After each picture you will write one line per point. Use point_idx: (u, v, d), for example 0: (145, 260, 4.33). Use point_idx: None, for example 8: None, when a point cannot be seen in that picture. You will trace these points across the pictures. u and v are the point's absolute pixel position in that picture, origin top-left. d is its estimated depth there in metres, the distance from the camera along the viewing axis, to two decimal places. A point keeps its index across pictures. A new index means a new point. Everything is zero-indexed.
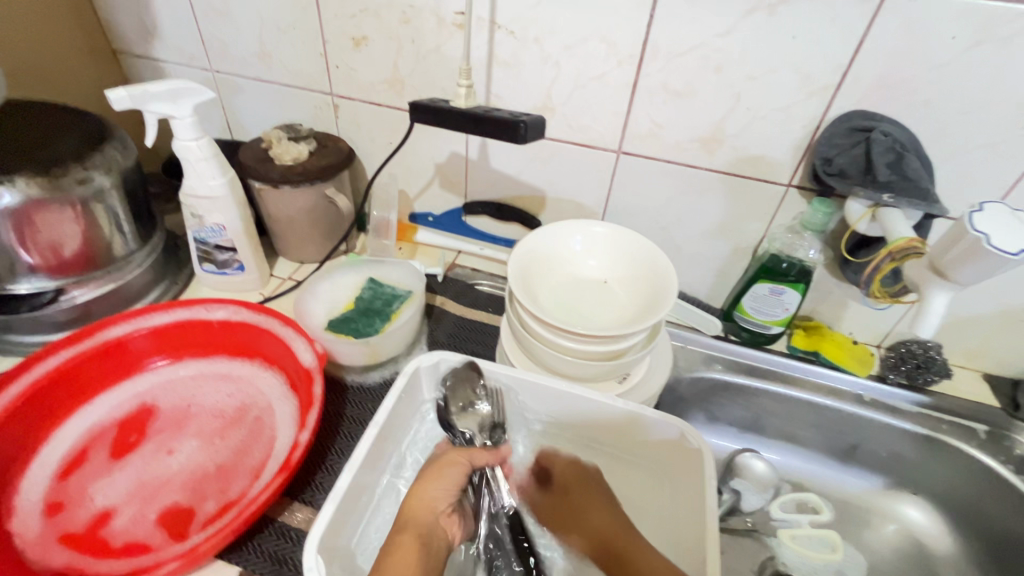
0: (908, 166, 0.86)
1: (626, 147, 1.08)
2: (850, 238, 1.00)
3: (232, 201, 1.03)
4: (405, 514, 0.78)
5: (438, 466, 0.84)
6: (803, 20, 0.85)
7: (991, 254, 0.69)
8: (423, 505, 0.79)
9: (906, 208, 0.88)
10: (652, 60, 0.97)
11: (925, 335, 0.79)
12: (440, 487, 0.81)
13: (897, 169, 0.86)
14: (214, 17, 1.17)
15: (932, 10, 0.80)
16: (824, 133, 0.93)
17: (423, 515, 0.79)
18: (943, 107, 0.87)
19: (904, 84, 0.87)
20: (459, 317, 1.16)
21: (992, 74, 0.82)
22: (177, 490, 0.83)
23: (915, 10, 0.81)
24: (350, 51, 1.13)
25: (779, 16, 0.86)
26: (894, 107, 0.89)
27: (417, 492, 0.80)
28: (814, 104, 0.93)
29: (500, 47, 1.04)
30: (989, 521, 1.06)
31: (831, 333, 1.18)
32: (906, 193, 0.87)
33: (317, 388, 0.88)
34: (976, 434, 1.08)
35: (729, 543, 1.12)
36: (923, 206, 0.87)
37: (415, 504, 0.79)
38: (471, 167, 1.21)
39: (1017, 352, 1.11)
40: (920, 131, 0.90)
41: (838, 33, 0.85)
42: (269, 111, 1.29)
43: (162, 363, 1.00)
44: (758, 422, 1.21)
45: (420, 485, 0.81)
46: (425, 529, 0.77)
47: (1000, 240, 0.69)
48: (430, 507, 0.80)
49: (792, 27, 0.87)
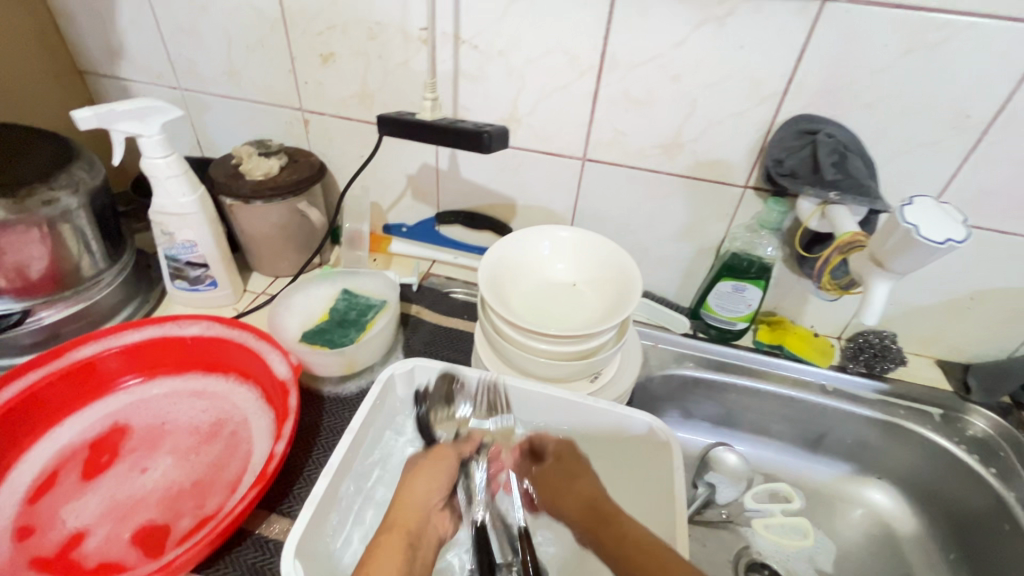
0: (851, 165, 0.92)
1: (591, 155, 1.12)
2: (803, 236, 1.04)
3: (203, 218, 1.04)
4: (395, 512, 0.80)
5: (427, 465, 0.88)
6: (749, 31, 0.91)
7: (921, 244, 0.73)
8: (413, 503, 0.82)
9: (852, 204, 0.93)
10: (611, 71, 1.01)
11: (871, 323, 0.83)
12: (431, 483, 0.85)
13: (841, 168, 0.92)
14: (181, 36, 1.18)
15: (864, 20, 0.86)
16: (775, 136, 0.98)
17: (414, 516, 0.81)
18: (882, 109, 0.93)
19: (845, 89, 0.92)
20: (434, 325, 1.18)
21: (922, 78, 0.89)
22: (152, 507, 0.82)
23: (849, 20, 0.86)
24: (319, 67, 1.15)
25: (728, 28, 0.91)
26: (839, 110, 0.95)
27: (404, 491, 0.83)
28: (764, 109, 0.98)
29: (465, 60, 1.08)
30: (947, 500, 1.11)
31: (794, 326, 1.23)
32: (852, 190, 0.92)
33: (293, 399, 0.89)
34: (932, 418, 1.13)
35: (707, 535, 1.15)
36: (867, 202, 0.92)
37: (404, 503, 0.82)
38: (442, 178, 1.24)
39: (967, 339, 1.17)
40: (863, 132, 0.96)
41: (782, 43, 0.91)
42: (239, 127, 1.30)
43: (135, 382, 1.00)
44: (730, 416, 1.25)
45: (410, 482, 0.85)
46: (413, 526, 0.79)
47: (929, 230, 0.73)
48: (424, 503, 0.83)
49: (739, 37, 0.92)
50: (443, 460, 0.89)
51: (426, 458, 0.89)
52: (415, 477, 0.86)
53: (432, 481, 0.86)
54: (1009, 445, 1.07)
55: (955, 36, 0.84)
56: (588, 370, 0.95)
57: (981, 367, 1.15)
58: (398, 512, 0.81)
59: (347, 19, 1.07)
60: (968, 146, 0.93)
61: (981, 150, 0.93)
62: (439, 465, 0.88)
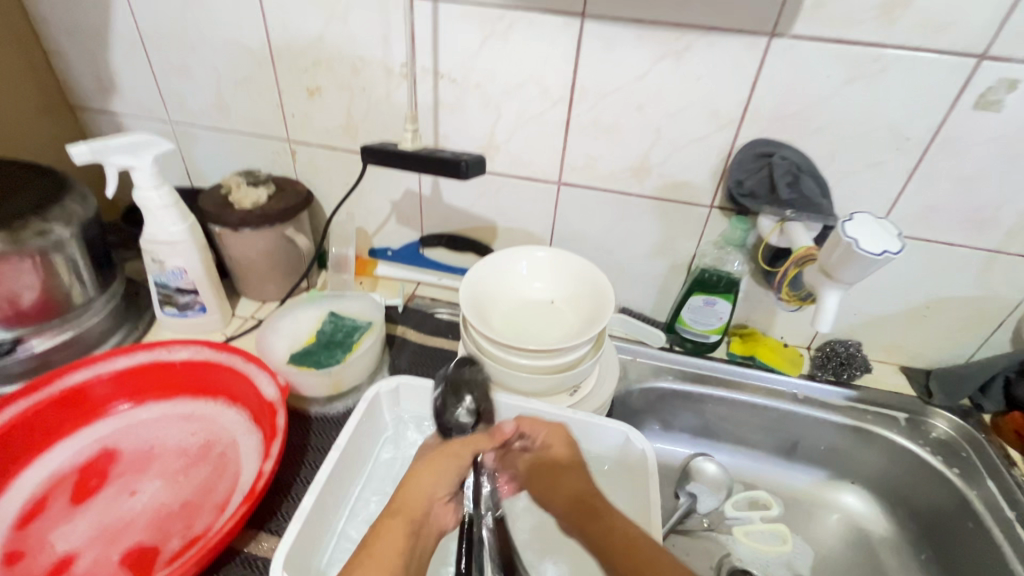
0: (805, 185, 1.00)
1: (565, 179, 1.18)
2: (764, 250, 1.11)
3: (193, 245, 1.08)
4: (399, 501, 0.79)
5: (437, 460, 0.83)
6: (704, 64, 0.99)
7: (861, 257, 0.79)
8: (418, 499, 0.79)
9: (806, 222, 1.02)
10: (581, 101, 1.08)
11: (824, 331, 0.89)
12: (438, 478, 0.82)
13: (795, 189, 1.00)
14: (172, 73, 1.24)
15: (807, 54, 0.94)
16: (735, 158, 1.05)
17: (418, 506, 0.79)
18: (830, 133, 1.00)
19: (797, 114, 1.00)
20: (419, 344, 1.21)
21: (864, 104, 0.97)
22: (141, 529, 0.84)
23: (794, 54, 0.94)
24: (305, 100, 1.21)
25: (686, 61, 0.99)
26: (792, 134, 1.02)
27: (411, 483, 0.81)
28: (724, 134, 1.05)
29: (444, 93, 1.14)
30: (916, 500, 1.16)
31: (765, 337, 1.27)
32: (805, 209, 1.01)
33: (281, 418, 0.91)
34: (898, 421, 1.18)
35: (689, 544, 1.17)
36: (820, 219, 1.01)
37: (409, 497, 0.79)
38: (425, 203, 1.29)
39: (927, 345, 1.23)
40: (815, 154, 1.03)
41: (735, 74, 0.98)
42: (228, 158, 1.34)
43: (125, 407, 1.02)
44: (708, 427, 1.30)
45: (416, 473, 0.81)
46: (417, 516, 0.78)
47: (867, 243, 0.80)
48: (429, 496, 0.80)
49: (696, 69, 0.99)
50: (455, 454, 0.84)
51: (440, 452, 0.84)
52: (421, 471, 0.82)
53: (439, 478, 0.82)
54: (967, 444, 1.13)
55: (890, 67, 0.92)
56: (569, 380, 0.99)
57: (942, 371, 1.21)
58: (402, 506, 0.79)
59: (332, 56, 1.14)
60: (911, 165, 1.00)
61: (922, 169, 1.00)
62: (449, 462, 0.83)
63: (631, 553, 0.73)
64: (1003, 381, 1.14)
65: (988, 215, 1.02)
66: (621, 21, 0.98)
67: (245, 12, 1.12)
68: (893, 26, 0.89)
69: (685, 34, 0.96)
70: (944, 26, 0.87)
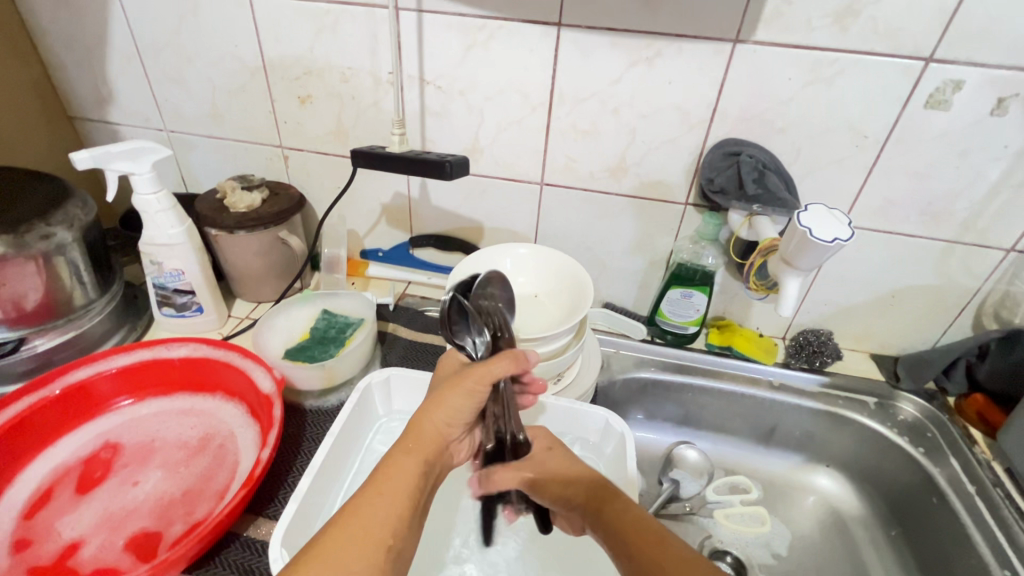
0: (770, 181, 1.05)
1: (547, 180, 1.24)
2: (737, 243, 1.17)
3: (190, 247, 1.12)
4: (418, 431, 0.84)
5: (454, 392, 0.86)
6: (674, 69, 1.05)
7: (814, 244, 0.87)
8: (435, 428, 0.84)
9: (772, 214, 1.09)
10: (560, 105, 1.14)
11: (788, 315, 0.97)
12: (456, 411, 0.86)
13: (761, 184, 1.05)
14: (169, 83, 1.29)
15: (769, 58, 1.00)
16: (705, 158, 1.11)
17: (437, 437, 0.84)
18: (794, 133, 1.07)
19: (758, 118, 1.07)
20: (410, 341, 1.26)
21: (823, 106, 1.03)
22: (145, 516, 0.88)
23: (756, 59, 1.00)
24: (297, 108, 1.26)
25: (657, 67, 1.05)
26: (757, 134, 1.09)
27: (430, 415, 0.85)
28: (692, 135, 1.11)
29: (430, 99, 1.20)
30: (887, 480, 1.21)
31: (741, 328, 1.33)
32: (770, 203, 1.07)
33: (277, 409, 0.96)
34: (868, 404, 1.24)
35: (672, 527, 1.22)
36: (785, 212, 1.07)
37: (426, 428, 0.84)
38: (414, 205, 1.34)
39: (894, 333, 1.29)
40: (780, 153, 1.10)
41: (703, 78, 1.05)
42: (223, 164, 1.39)
43: (126, 403, 1.06)
44: (689, 416, 1.35)
45: (437, 407, 0.85)
46: (434, 450, 0.83)
47: (820, 231, 0.87)
48: (447, 428, 0.86)
49: (667, 74, 1.06)
50: (468, 388, 0.86)
51: (455, 385, 0.87)
52: (440, 405, 0.86)
53: (457, 407, 0.87)
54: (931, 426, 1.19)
55: (845, 71, 0.99)
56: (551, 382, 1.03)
57: (910, 358, 1.26)
58: (418, 435, 0.83)
59: (322, 65, 1.19)
60: (869, 162, 1.07)
61: (880, 166, 1.07)
62: (465, 393, 0.86)
63: (613, 506, 0.77)
64: (965, 365, 1.19)
65: (943, 207, 1.09)
66: (595, 30, 1.04)
67: (239, 24, 1.17)
68: (845, 33, 0.95)
69: (655, 41, 1.02)
70: (892, 32, 0.94)
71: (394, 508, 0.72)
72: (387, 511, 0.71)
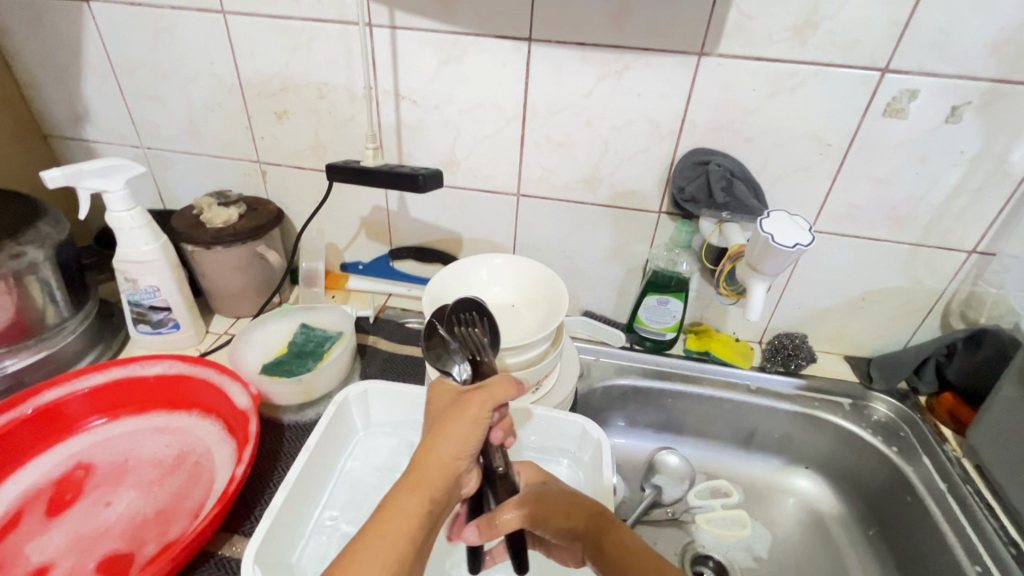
0: (737, 189, 1.08)
1: (523, 191, 1.26)
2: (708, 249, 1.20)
3: (165, 264, 1.12)
4: (416, 470, 0.74)
5: (456, 424, 0.77)
6: (642, 82, 1.07)
7: (777, 249, 0.89)
8: (438, 467, 0.74)
9: (740, 221, 1.12)
10: (533, 118, 1.16)
11: (754, 319, 0.98)
12: (459, 444, 0.76)
13: (730, 192, 1.09)
14: (144, 100, 1.29)
15: (733, 71, 1.03)
16: (676, 167, 1.13)
17: (440, 475, 0.75)
18: (760, 141, 1.10)
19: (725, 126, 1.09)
20: (390, 353, 1.26)
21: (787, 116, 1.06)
22: (117, 537, 0.86)
23: (721, 72, 1.03)
24: (274, 123, 1.27)
25: (626, 79, 1.08)
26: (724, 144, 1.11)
27: (430, 451, 0.76)
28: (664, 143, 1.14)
29: (406, 114, 1.21)
30: (864, 480, 1.23)
31: (718, 334, 1.36)
32: (739, 210, 1.10)
33: (253, 425, 0.95)
34: (842, 406, 1.27)
35: (655, 533, 1.22)
36: (751, 218, 1.11)
37: (428, 466, 0.75)
38: (393, 217, 1.35)
39: (867, 334, 1.32)
40: (748, 161, 1.12)
41: (671, 90, 1.07)
42: (200, 181, 1.39)
43: (100, 423, 1.05)
44: (671, 421, 1.36)
45: (437, 440, 0.76)
46: (439, 488, 0.74)
47: (781, 237, 0.90)
48: (450, 465, 0.75)
49: (636, 87, 1.08)
50: (473, 419, 0.77)
51: (459, 414, 0.77)
52: (445, 435, 0.76)
53: (458, 443, 0.76)
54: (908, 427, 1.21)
55: (807, 82, 1.02)
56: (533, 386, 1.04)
57: (882, 358, 1.28)
58: (419, 475, 0.74)
59: (298, 81, 1.20)
60: (834, 168, 1.10)
61: (845, 172, 1.10)
62: (469, 426, 0.76)
63: (614, 535, 0.76)
64: (935, 364, 1.22)
65: (906, 212, 1.12)
66: (565, 45, 1.06)
67: (214, 43, 1.18)
68: (805, 45, 0.98)
69: (623, 55, 1.05)
70: (849, 44, 0.97)
71: (396, 549, 0.67)
72: (388, 555, 0.66)
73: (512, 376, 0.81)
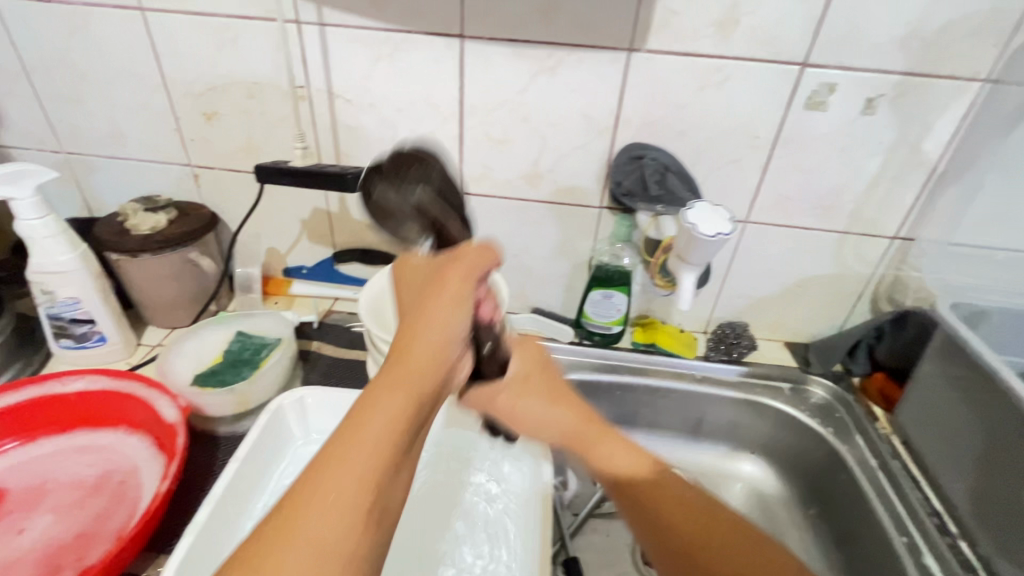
0: (670, 182, 1.13)
1: (466, 189, 1.25)
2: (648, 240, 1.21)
3: (86, 273, 1.06)
4: (403, 341, 0.65)
5: (444, 294, 0.68)
6: (575, 78, 1.08)
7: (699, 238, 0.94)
8: (425, 349, 0.65)
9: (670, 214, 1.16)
10: (470, 117, 1.16)
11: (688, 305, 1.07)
12: (449, 332, 0.67)
13: (662, 186, 1.14)
14: (62, 102, 1.22)
15: (661, 65, 1.05)
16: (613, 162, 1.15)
17: (436, 346, 0.66)
18: (693, 135, 1.12)
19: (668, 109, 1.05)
20: (334, 357, 1.24)
21: (716, 110, 1.09)
22: (30, 565, 0.81)
23: (650, 67, 1.05)
24: (204, 125, 1.22)
25: (559, 75, 1.08)
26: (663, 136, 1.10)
27: (412, 336, 0.65)
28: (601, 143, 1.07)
29: (343, 113, 1.19)
30: (807, 462, 1.25)
31: (663, 325, 1.38)
32: (671, 203, 1.15)
33: (181, 439, 0.91)
34: (783, 391, 1.29)
35: (609, 526, 1.22)
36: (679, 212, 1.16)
37: (417, 341, 0.65)
38: (334, 220, 1.30)
39: (803, 321, 1.37)
40: (682, 155, 1.15)
41: (604, 86, 1.09)
42: (129, 186, 1.33)
43: (15, 445, 0.98)
44: (625, 414, 1.35)
45: (423, 317, 0.67)
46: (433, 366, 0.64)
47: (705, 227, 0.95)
48: (441, 326, 0.66)
49: (569, 83, 1.09)
50: (460, 302, 0.68)
51: (443, 283, 0.69)
52: (426, 320, 0.67)
53: (448, 319, 0.67)
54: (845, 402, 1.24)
55: (732, 76, 1.04)
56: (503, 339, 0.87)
57: (817, 344, 1.35)
58: (407, 358, 0.63)
59: (227, 81, 1.16)
60: (763, 160, 1.13)
61: (773, 164, 1.13)
62: (453, 299, 0.68)
63: (606, 441, 0.85)
64: (866, 347, 1.27)
65: (832, 201, 1.17)
66: (496, 42, 1.06)
67: (134, 41, 1.13)
68: (728, 40, 1.01)
69: (555, 51, 1.06)
70: (769, 40, 1.00)
71: (360, 495, 0.53)
72: (347, 497, 0.52)
73: (490, 244, 0.74)
